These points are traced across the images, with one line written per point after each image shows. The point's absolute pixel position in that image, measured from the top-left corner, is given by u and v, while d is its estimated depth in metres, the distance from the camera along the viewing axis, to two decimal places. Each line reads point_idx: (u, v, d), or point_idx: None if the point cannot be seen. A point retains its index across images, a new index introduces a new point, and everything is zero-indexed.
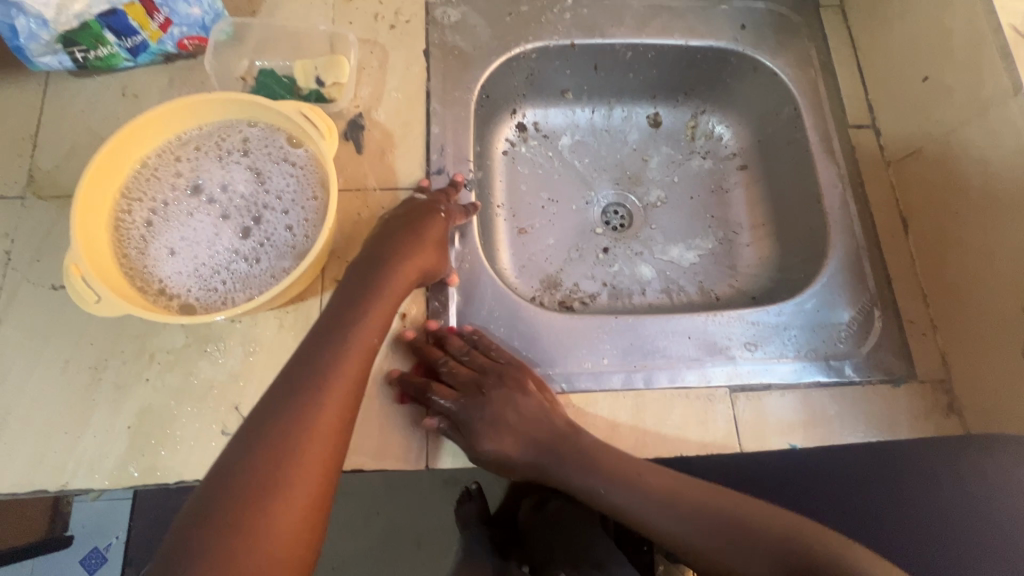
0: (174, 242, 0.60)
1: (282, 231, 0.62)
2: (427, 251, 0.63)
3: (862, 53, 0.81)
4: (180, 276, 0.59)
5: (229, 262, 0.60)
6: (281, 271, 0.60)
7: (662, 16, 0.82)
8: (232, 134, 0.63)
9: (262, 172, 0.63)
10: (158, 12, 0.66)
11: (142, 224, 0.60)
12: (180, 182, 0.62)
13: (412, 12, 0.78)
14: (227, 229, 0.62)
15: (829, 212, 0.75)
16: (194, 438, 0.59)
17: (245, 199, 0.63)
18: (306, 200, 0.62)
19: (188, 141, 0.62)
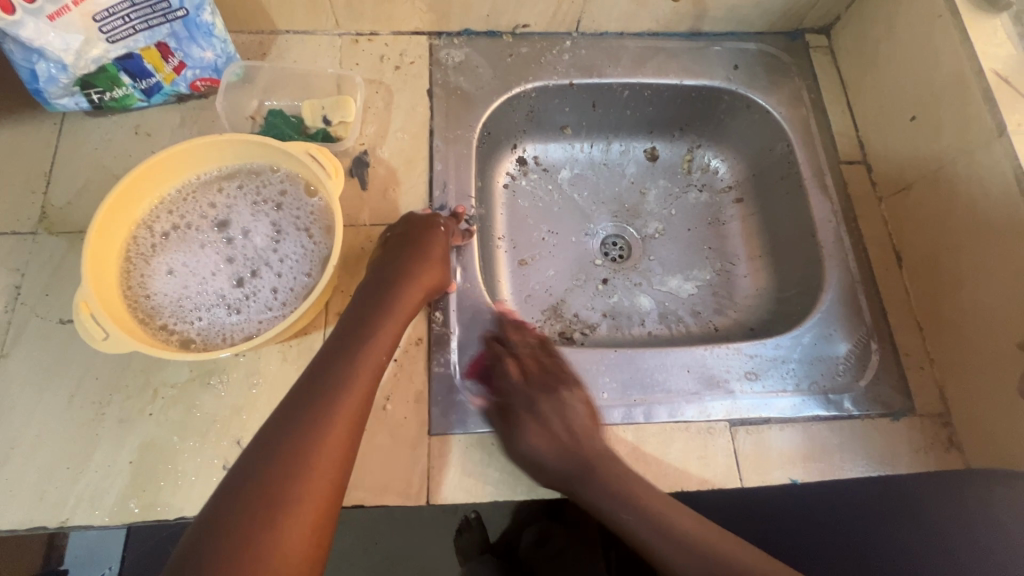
0: (176, 265, 0.62)
1: (271, 294, 0.62)
2: (430, 268, 0.65)
3: (851, 92, 0.84)
4: (166, 297, 0.60)
5: (212, 305, 0.61)
6: (257, 328, 0.60)
7: (657, 56, 0.85)
8: (270, 184, 0.65)
9: (282, 230, 0.64)
10: (173, 56, 0.69)
11: (154, 236, 0.62)
12: (206, 208, 0.64)
13: (416, 54, 0.81)
14: (226, 272, 0.63)
15: (824, 246, 0.76)
16: (196, 473, 0.59)
17: (257, 249, 0.64)
18: (302, 275, 0.63)
19: (228, 175, 0.65)
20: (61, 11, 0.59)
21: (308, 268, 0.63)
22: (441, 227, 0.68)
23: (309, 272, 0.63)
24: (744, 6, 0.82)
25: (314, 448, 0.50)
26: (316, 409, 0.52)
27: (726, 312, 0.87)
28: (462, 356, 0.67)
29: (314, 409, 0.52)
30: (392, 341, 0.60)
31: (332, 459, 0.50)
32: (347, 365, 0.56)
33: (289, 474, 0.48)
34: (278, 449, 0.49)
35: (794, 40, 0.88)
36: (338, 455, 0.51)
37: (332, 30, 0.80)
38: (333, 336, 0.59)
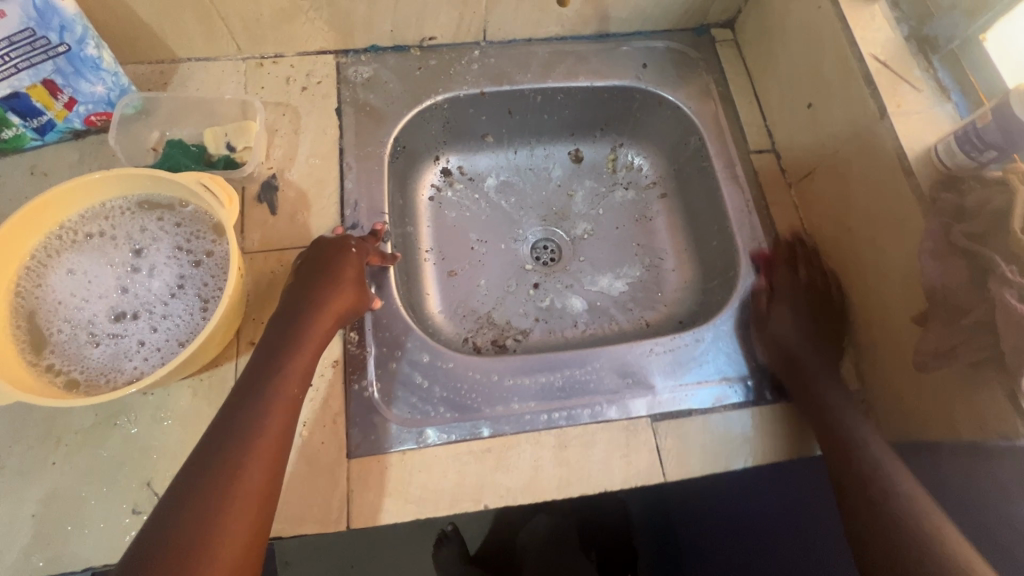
0: (75, 273, 0.60)
1: (134, 346, 0.59)
2: (342, 290, 0.63)
3: (757, 83, 0.86)
4: (48, 300, 0.59)
5: (82, 328, 0.59)
6: (108, 375, 0.58)
7: (567, 60, 0.86)
8: (204, 240, 0.63)
9: (183, 289, 0.62)
10: (62, 92, 0.67)
11: (76, 236, 0.61)
12: (139, 230, 0.63)
13: (323, 74, 0.80)
14: (111, 304, 0.61)
15: (738, 235, 0.77)
16: (105, 520, 0.57)
17: (152, 296, 0.61)
18: (175, 342, 0.60)
19: (176, 213, 0.63)
20: None
21: (183, 338, 0.60)
22: (352, 249, 0.66)
23: (180, 343, 0.60)
24: (646, 5, 0.83)
25: (229, 494, 0.47)
26: (228, 452, 0.49)
27: (656, 307, 0.88)
28: (380, 375, 0.66)
29: (224, 454, 0.49)
30: (304, 369, 0.57)
31: (252, 500, 0.48)
32: (255, 404, 0.53)
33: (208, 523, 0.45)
34: (189, 503, 0.46)
35: (701, 35, 0.89)
36: (258, 495, 0.48)
37: (234, 55, 0.79)
38: (242, 375, 0.55)
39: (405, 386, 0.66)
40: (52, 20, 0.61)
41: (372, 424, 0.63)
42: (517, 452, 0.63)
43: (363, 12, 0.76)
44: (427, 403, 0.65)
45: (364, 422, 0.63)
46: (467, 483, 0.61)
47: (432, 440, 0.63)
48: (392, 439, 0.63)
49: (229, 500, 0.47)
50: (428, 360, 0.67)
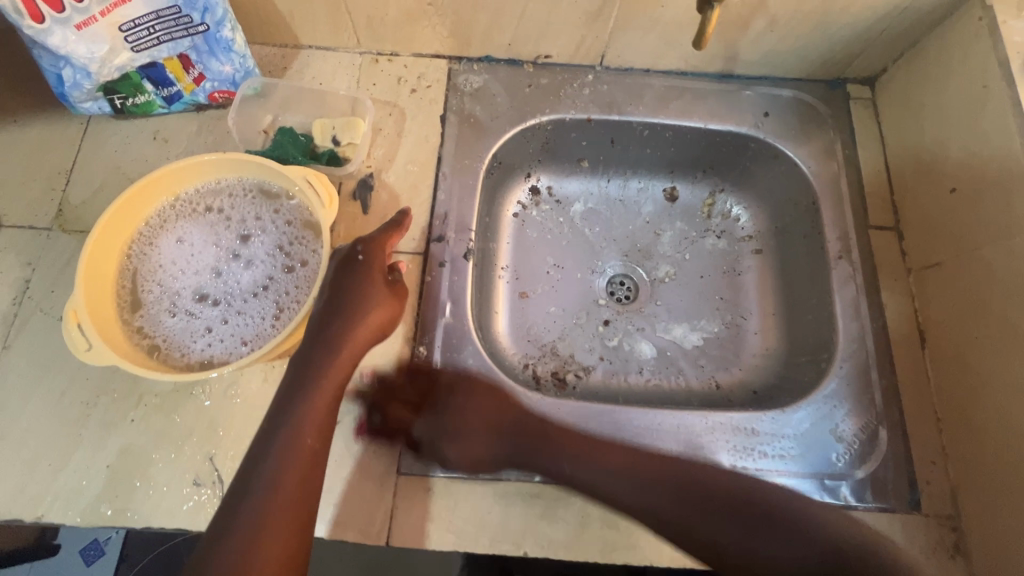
0: (183, 241, 0.63)
1: (204, 330, 0.61)
2: (358, 309, 0.57)
3: (891, 151, 0.78)
4: (154, 258, 0.62)
5: (172, 294, 0.62)
6: (173, 349, 0.60)
7: (683, 97, 0.81)
8: (301, 250, 0.63)
9: (264, 292, 0.62)
10: (193, 67, 0.71)
11: (196, 207, 0.64)
12: (251, 220, 0.65)
13: (434, 78, 0.80)
14: (200, 282, 0.63)
15: (840, 316, 0.71)
16: (167, 484, 0.60)
17: (237, 289, 0.63)
18: (238, 340, 0.61)
19: (290, 215, 0.64)
20: (88, 21, 0.62)
21: (246, 340, 0.61)
22: (361, 258, 0.59)
23: (243, 344, 0.61)
24: (780, 50, 0.77)
25: (252, 543, 0.46)
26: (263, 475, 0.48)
27: (731, 369, 0.82)
28: (441, 395, 0.65)
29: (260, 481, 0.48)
30: (336, 386, 0.54)
31: (285, 522, 0.47)
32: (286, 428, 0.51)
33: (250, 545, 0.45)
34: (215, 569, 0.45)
35: (835, 89, 0.82)
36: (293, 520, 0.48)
37: (353, 48, 0.80)
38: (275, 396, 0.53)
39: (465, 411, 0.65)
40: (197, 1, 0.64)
41: (423, 444, 0.62)
42: (565, 503, 0.61)
43: (485, 23, 0.74)
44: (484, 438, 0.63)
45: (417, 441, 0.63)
46: (511, 525, 0.60)
47: (481, 473, 0.62)
48: (441, 463, 0.62)
49: (269, 521, 0.47)
50: (493, 390, 0.66)
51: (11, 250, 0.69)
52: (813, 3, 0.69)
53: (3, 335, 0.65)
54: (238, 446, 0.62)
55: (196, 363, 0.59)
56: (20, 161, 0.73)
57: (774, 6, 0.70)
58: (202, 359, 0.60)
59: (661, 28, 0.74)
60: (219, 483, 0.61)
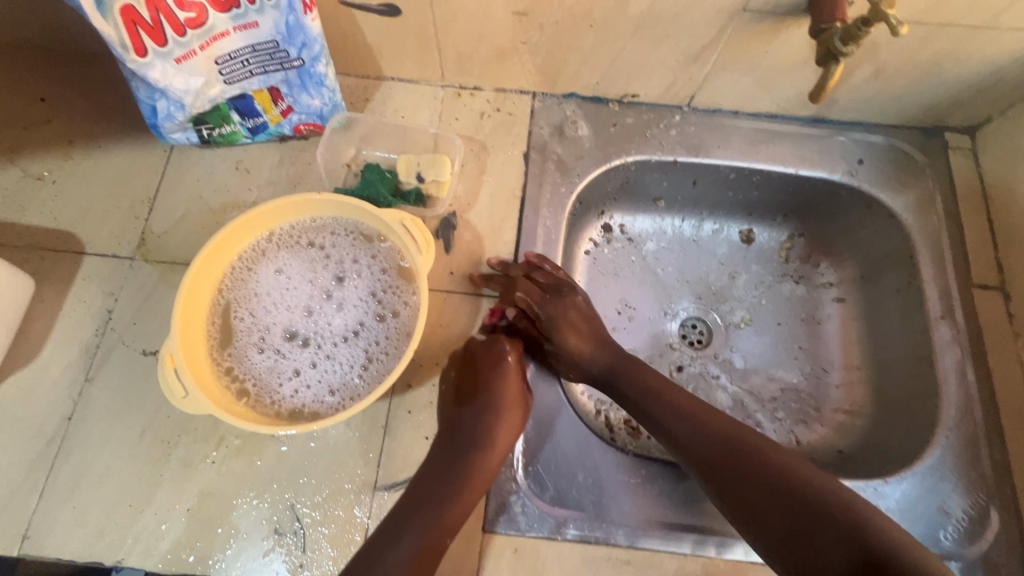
0: (280, 276, 0.63)
1: (291, 372, 0.59)
2: (508, 414, 0.61)
3: (994, 206, 0.75)
4: (249, 290, 0.62)
5: (264, 331, 0.61)
6: (260, 391, 0.58)
7: (773, 141, 0.79)
8: (396, 298, 0.62)
9: (354, 339, 0.61)
10: (282, 100, 0.70)
11: (297, 240, 0.64)
12: (349, 261, 0.64)
13: (517, 114, 0.79)
14: (291, 321, 0.62)
15: (944, 380, 0.68)
16: (248, 531, 0.59)
17: (328, 332, 0.61)
18: (323, 387, 0.59)
19: (389, 262, 0.63)
20: (188, 55, 0.62)
21: (332, 389, 0.59)
22: (509, 359, 0.64)
23: (328, 392, 0.59)
24: (881, 97, 0.74)
25: None
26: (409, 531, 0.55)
27: (812, 425, 0.77)
28: (528, 449, 0.63)
29: (404, 538, 0.54)
30: (485, 481, 0.58)
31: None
32: (431, 499, 0.57)
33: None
34: None
35: (932, 137, 0.79)
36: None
37: (436, 81, 0.79)
38: (423, 472, 0.59)
39: (552, 468, 0.63)
40: (296, 37, 0.63)
41: (511, 501, 0.60)
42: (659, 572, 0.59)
43: (578, 63, 0.73)
44: (572, 503, 0.61)
45: (504, 501, 0.60)
46: None
47: (571, 536, 0.59)
48: (530, 522, 0.60)
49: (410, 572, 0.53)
50: (581, 445, 0.64)
51: (94, 279, 0.68)
52: (926, 53, 0.66)
53: (85, 368, 0.64)
54: (320, 495, 0.60)
55: (281, 406, 0.58)
56: (103, 188, 0.73)
57: (885, 55, 0.67)
58: (287, 403, 0.58)
59: (760, 72, 0.71)
60: (300, 533, 0.59)
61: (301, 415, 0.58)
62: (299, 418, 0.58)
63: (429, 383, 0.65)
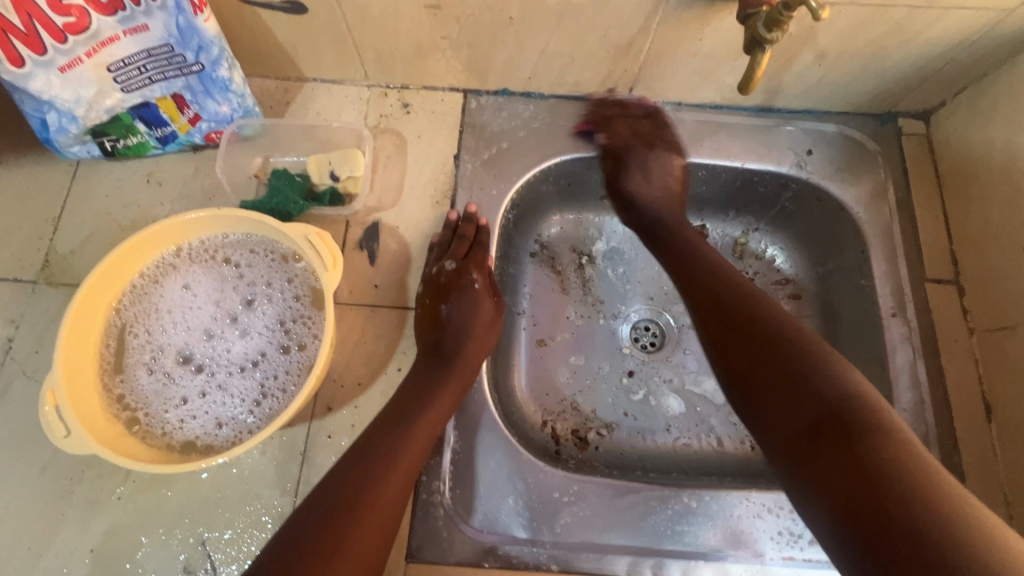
0: (185, 294, 0.59)
1: (184, 399, 0.56)
2: (478, 340, 0.64)
3: (948, 196, 0.72)
4: (149, 306, 0.58)
5: (161, 351, 0.57)
6: (150, 418, 0.55)
7: (718, 132, 0.75)
8: (304, 328, 0.58)
9: (253, 369, 0.57)
10: (188, 107, 0.66)
11: (212, 255, 0.60)
12: (260, 284, 0.60)
13: (447, 112, 0.74)
14: (189, 344, 0.58)
15: (896, 381, 0.64)
16: (156, 571, 0.56)
17: (225, 359, 0.57)
18: (214, 419, 0.55)
19: (303, 288, 0.59)
20: (73, 62, 0.57)
21: (221, 422, 0.55)
22: (477, 285, 0.66)
23: (217, 425, 0.55)
24: (829, 83, 0.70)
25: None
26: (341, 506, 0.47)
27: None
28: (455, 472, 0.60)
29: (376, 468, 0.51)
30: (450, 408, 0.58)
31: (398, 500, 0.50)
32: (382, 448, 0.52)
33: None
34: None
35: (884, 124, 0.75)
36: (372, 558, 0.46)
37: (361, 81, 0.74)
38: (350, 451, 0.52)
39: (480, 492, 0.59)
40: (191, 40, 0.59)
41: (437, 528, 0.58)
42: None
43: (505, 58, 0.68)
44: (500, 529, 0.58)
45: (430, 528, 0.58)
46: None
47: (499, 562, 0.57)
48: (457, 549, 0.57)
49: None
50: (512, 466, 0.60)
51: None
52: (868, 37, 0.62)
53: None
54: (232, 529, 0.57)
55: (170, 438, 0.54)
56: (5, 207, 0.68)
57: (825, 40, 0.63)
58: (175, 435, 0.54)
59: (697, 62, 0.67)
60: (212, 570, 0.56)
61: (187, 450, 0.54)
62: (186, 452, 0.54)
63: (349, 406, 0.61)
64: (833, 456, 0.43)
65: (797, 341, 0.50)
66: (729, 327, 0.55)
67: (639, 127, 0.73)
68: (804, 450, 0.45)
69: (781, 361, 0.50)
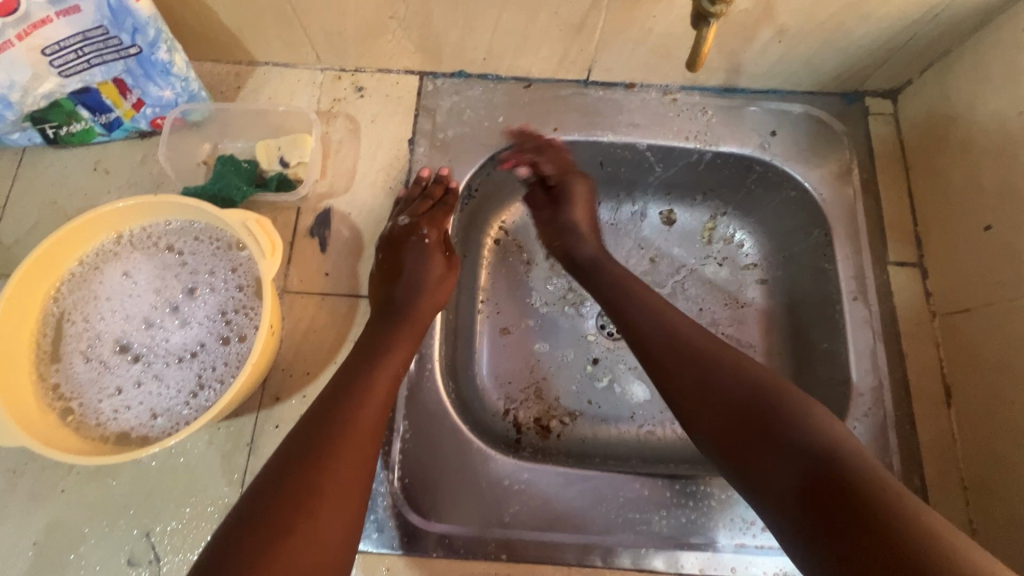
0: (125, 281, 0.58)
1: (119, 388, 0.55)
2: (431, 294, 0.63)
3: (915, 177, 0.70)
4: (88, 293, 0.57)
5: (98, 339, 0.56)
6: (85, 407, 0.54)
7: (680, 113, 0.73)
8: (244, 320, 0.57)
9: (190, 360, 0.56)
10: (131, 93, 0.64)
11: (155, 242, 0.58)
12: (203, 272, 0.58)
13: (402, 95, 0.72)
14: (125, 332, 0.57)
15: (855, 365, 0.63)
16: (99, 564, 0.55)
17: (162, 349, 0.56)
18: (150, 408, 0.54)
19: (245, 279, 0.58)
20: (4, 45, 0.54)
21: (156, 413, 0.54)
22: (429, 241, 0.66)
23: (152, 416, 0.54)
24: (791, 61, 0.68)
25: None
26: (297, 482, 0.43)
27: None
28: (405, 462, 0.59)
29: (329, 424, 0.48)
30: (405, 359, 0.57)
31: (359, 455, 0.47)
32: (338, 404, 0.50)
33: (270, 553, 0.40)
34: None
35: (851, 104, 0.74)
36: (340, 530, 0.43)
37: (314, 65, 0.73)
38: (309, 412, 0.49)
39: (430, 483, 0.58)
40: (125, 21, 0.57)
41: (385, 519, 0.57)
42: None
43: (456, 38, 0.66)
44: (450, 520, 0.57)
45: (379, 521, 0.57)
46: None
47: (448, 552, 0.57)
48: (404, 541, 0.57)
49: None
50: (464, 457, 0.59)
51: None
52: (826, 12, 0.60)
53: None
54: (177, 521, 0.56)
55: (104, 429, 0.54)
56: None
57: (783, 16, 0.61)
58: (109, 426, 0.54)
59: (654, 40, 0.65)
60: (156, 562, 0.55)
61: (124, 441, 0.53)
62: (121, 443, 0.53)
63: (296, 396, 0.60)
64: (832, 519, 0.39)
65: (766, 386, 0.48)
66: (703, 386, 0.50)
67: (563, 155, 0.72)
68: (797, 515, 0.41)
69: (755, 420, 0.46)
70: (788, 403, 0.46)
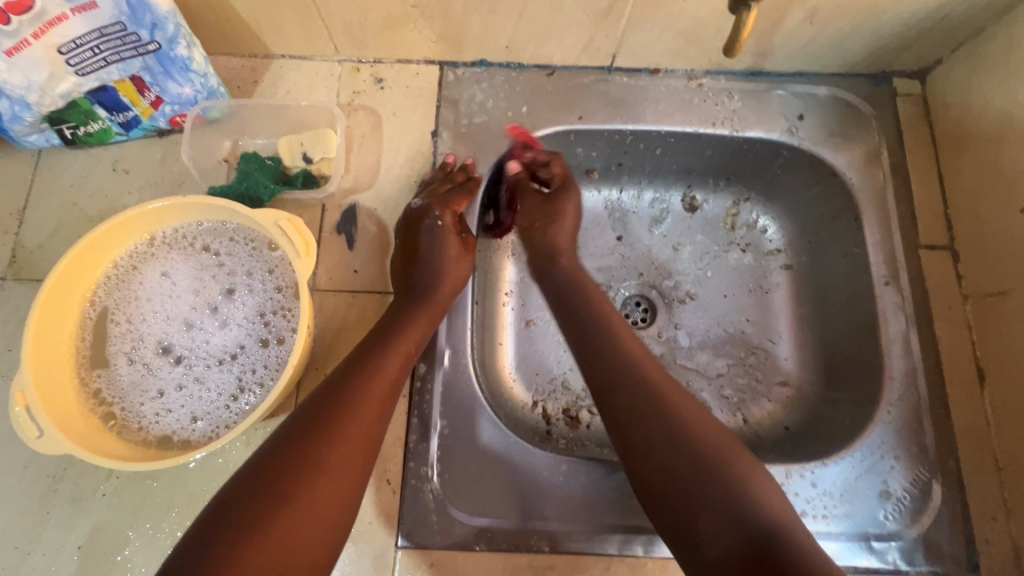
0: (163, 283, 0.57)
1: (162, 391, 0.55)
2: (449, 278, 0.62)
3: (944, 160, 0.70)
4: (126, 295, 0.56)
5: (140, 342, 0.56)
6: (130, 410, 0.54)
7: (705, 98, 0.72)
8: (283, 323, 0.56)
9: (231, 363, 0.56)
10: (149, 90, 0.62)
11: (190, 243, 0.58)
12: (240, 274, 0.58)
13: (423, 86, 0.71)
14: (165, 334, 0.56)
15: (888, 350, 0.63)
16: (145, 566, 0.55)
17: (203, 351, 0.56)
18: (192, 411, 0.54)
19: (282, 281, 0.57)
20: (20, 45, 0.53)
21: (199, 417, 0.54)
22: (441, 223, 0.64)
23: (195, 420, 0.54)
24: (821, 43, 0.67)
25: None
26: (291, 452, 0.45)
27: (760, 401, 0.73)
28: (443, 458, 0.59)
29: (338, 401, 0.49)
30: (418, 342, 0.57)
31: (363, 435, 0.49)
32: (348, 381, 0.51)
33: (264, 520, 0.41)
34: None
35: (879, 85, 0.72)
36: (336, 507, 0.45)
37: (332, 57, 0.71)
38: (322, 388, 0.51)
39: (470, 477, 0.59)
40: (144, 17, 0.55)
41: (427, 514, 0.57)
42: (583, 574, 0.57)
43: (480, 26, 0.65)
44: (492, 513, 0.58)
45: (422, 516, 0.57)
46: None
47: (491, 546, 0.57)
48: (447, 535, 0.57)
49: None
50: (502, 451, 0.59)
51: None
52: None
53: None
54: None
55: (147, 433, 0.53)
56: None
57: None
58: (154, 430, 0.54)
59: (682, 24, 0.64)
60: None
61: (167, 444, 0.53)
62: (166, 447, 0.53)
63: None
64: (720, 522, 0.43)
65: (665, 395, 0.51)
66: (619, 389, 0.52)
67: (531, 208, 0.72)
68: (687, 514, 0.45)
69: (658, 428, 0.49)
70: (684, 413, 0.50)
